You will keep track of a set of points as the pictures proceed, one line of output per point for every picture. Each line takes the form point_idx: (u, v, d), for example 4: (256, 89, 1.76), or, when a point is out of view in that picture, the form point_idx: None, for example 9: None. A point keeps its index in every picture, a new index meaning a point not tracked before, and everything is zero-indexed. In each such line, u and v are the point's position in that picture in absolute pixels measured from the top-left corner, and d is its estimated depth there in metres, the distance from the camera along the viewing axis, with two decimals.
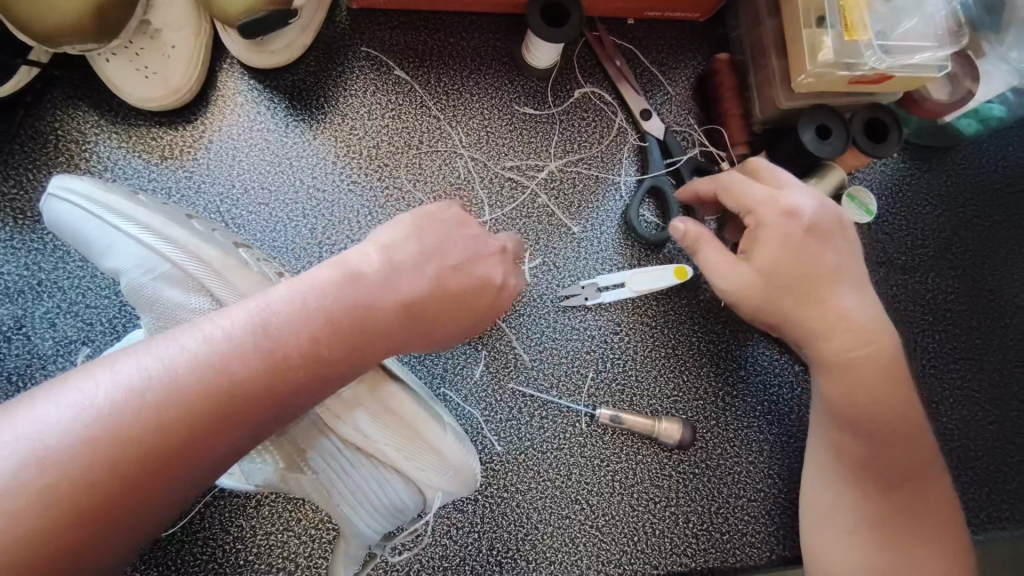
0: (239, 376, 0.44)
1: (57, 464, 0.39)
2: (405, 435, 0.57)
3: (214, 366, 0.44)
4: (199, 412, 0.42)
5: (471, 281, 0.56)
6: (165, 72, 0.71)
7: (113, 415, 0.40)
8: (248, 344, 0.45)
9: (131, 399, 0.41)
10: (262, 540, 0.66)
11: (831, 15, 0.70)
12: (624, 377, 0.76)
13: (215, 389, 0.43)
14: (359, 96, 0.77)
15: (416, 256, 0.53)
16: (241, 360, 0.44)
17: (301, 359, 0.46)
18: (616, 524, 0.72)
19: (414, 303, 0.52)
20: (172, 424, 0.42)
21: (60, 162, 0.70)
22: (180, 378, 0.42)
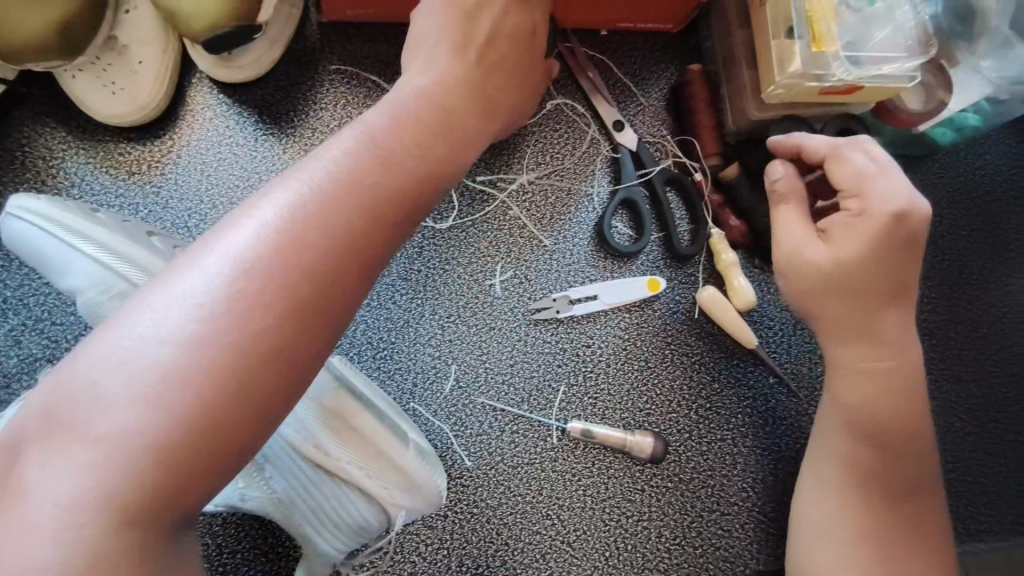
0: (333, 224, 0.43)
1: (199, 347, 0.39)
2: (367, 454, 0.58)
3: (315, 214, 0.43)
4: (301, 276, 0.42)
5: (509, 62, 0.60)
6: (133, 88, 0.71)
7: (234, 288, 0.41)
8: (327, 192, 0.44)
9: (227, 285, 0.41)
10: (228, 559, 0.65)
11: (799, 25, 0.69)
12: (596, 391, 0.75)
13: (310, 247, 0.43)
14: (329, 109, 0.77)
15: (453, 63, 0.56)
16: (330, 212, 0.44)
17: (388, 167, 0.47)
18: (588, 539, 0.71)
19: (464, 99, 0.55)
20: (291, 276, 0.42)
21: (28, 179, 0.70)
22: (266, 247, 0.42)
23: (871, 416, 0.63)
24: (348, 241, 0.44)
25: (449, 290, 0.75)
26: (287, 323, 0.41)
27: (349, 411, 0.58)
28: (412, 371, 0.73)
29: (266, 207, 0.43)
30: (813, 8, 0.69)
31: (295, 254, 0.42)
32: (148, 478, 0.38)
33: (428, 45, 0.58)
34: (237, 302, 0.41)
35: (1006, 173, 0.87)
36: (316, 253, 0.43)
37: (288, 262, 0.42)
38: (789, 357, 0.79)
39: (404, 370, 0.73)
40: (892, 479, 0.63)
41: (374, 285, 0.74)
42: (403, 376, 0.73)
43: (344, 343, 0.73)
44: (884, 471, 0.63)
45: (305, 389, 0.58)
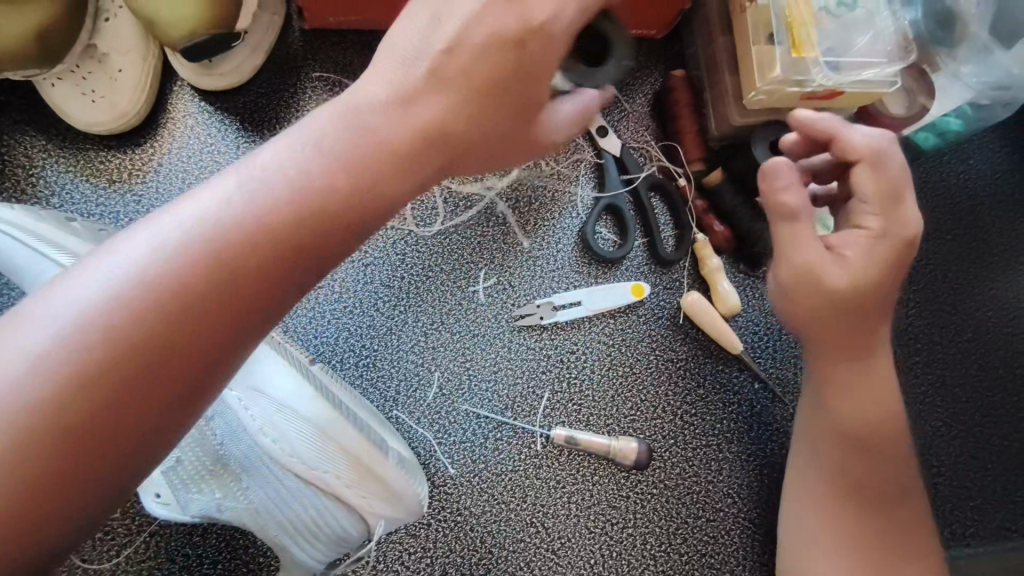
0: (256, 234, 0.40)
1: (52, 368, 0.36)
2: (355, 468, 0.56)
3: (204, 239, 0.39)
4: (174, 302, 0.38)
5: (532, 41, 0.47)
6: (113, 96, 0.71)
7: (106, 308, 0.37)
8: (229, 215, 0.40)
9: (132, 280, 0.38)
10: (209, 569, 0.64)
11: (778, 32, 0.70)
12: (581, 397, 0.75)
13: (225, 253, 0.39)
14: (311, 116, 0.77)
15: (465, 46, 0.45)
16: (224, 238, 0.39)
17: (337, 181, 0.42)
18: (572, 546, 0.71)
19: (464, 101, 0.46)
20: (164, 304, 0.38)
21: (7, 188, 0.70)
22: (180, 248, 0.39)
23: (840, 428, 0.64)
24: (268, 252, 0.40)
25: (432, 297, 0.75)
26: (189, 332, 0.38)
27: (333, 423, 0.57)
28: (396, 379, 0.73)
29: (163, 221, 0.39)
30: (792, 15, 0.70)
31: (208, 257, 0.39)
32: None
33: (426, 14, 0.46)
34: (138, 305, 0.37)
35: (990, 177, 0.88)
36: (230, 257, 0.39)
37: (198, 269, 0.38)
38: (774, 362, 0.79)
39: (387, 378, 0.72)
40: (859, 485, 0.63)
41: (357, 293, 0.74)
42: (386, 383, 0.72)
43: (327, 351, 0.73)
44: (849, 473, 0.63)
45: (286, 401, 0.57)
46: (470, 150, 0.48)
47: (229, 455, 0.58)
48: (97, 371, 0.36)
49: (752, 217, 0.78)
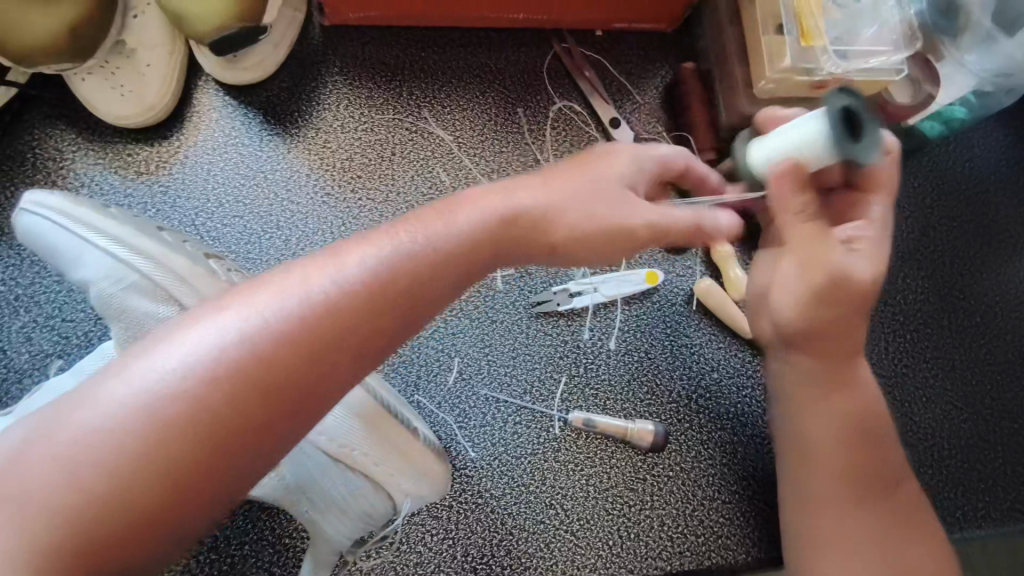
0: (367, 308, 0.43)
1: (164, 414, 0.39)
2: (386, 450, 0.57)
3: (313, 312, 0.42)
4: (280, 368, 0.41)
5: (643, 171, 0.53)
6: (140, 90, 0.73)
7: (223, 364, 0.40)
8: (335, 294, 0.43)
9: (246, 340, 0.41)
10: (237, 550, 0.66)
11: (788, 20, 0.71)
12: (597, 382, 0.76)
13: (325, 328, 0.42)
14: (332, 109, 0.79)
15: (600, 166, 0.51)
16: (331, 317, 0.42)
17: (433, 258, 0.46)
18: (591, 528, 0.72)
19: (575, 205, 0.50)
20: (273, 370, 0.41)
21: (39, 179, 0.72)
22: (310, 306, 0.42)
23: (815, 427, 0.60)
24: (348, 334, 0.43)
25: None
26: (296, 390, 0.41)
27: (371, 414, 0.57)
28: (417, 364, 0.74)
29: (280, 291, 0.43)
30: (801, 4, 0.71)
31: (327, 322, 0.42)
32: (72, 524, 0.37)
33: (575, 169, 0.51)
34: (270, 353, 0.41)
35: (995, 165, 0.89)
36: (341, 325, 0.43)
37: (319, 331, 0.42)
38: None
39: (407, 364, 0.74)
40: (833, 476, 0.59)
41: None
42: (407, 369, 0.74)
43: None
44: (813, 467, 0.61)
45: None
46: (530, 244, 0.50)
47: None
48: (210, 414, 0.39)
49: None
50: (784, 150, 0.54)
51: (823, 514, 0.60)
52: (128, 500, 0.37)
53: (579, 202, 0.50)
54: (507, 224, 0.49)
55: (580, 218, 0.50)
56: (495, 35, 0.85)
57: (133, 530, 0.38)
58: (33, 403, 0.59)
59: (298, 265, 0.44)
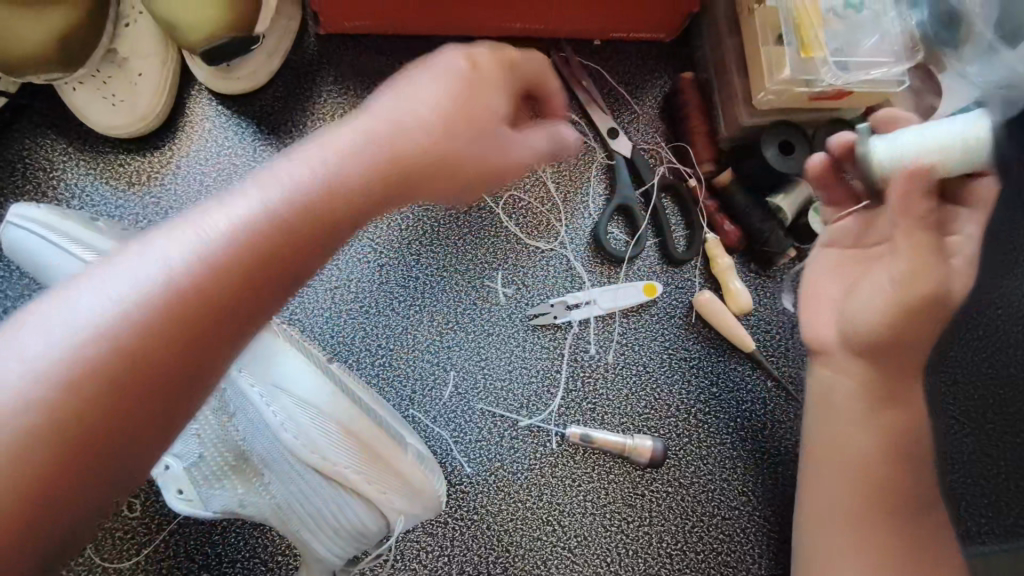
0: (254, 255, 0.39)
1: (42, 389, 0.34)
2: (373, 462, 0.57)
3: (208, 259, 0.38)
4: (174, 324, 0.36)
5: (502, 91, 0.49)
6: (132, 100, 0.72)
7: (107, 331, 0.35)
8: (233, 237, 0.38)
9: (134, 301, 0.36)
10: (228, 567, 0.65)
11: (787, 31, 0.70)
12: (595, 396, 0.75)
13: (222, 273, 0.38)
14: (326, 119, 0.78)
15: (454, 72, 0.47)
16: (230, 261, 0.38)
17: (342, 183, 0.42)
18: (588, 545, 0.71)
19: (464, 136, 0.46)
20: (164, 331, 0.36)
21: (29, 191, 0.71)
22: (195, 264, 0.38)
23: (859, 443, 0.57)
24: (252, 281, 0.39)
25: (448, 296, 0.76)
26: (196, 340, 0.37)
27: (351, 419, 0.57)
28: (412, 378, 0.73)
29: (174, 241, 0.38)
30: (801, 15, 0.70)
31: (211, 279, 0.37)
32: None
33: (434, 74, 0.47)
34: (153, 312, 0.36)
35: None
36: (232, 284, 0.38)
37: (204, 286, 0.38)
38: (787, 360, 0.80)
39: (402, 377, 0.73)
40: (866, 490, 0.57)
41: (372, 292, 0.75)
42: (402, 382, 0.73)
43: (344, 351, 0.73)
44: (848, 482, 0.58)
45: (308, 397, 0.58)
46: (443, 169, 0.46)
47: (251, 450, 0.58)
48: (97, 386, 0.35)
49: (761, 217, 0.78)
50: (923, 146, 0.53)
51: (853, 529, 0.57)
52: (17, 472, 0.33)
53: (460, 129, 0.46)
54: (408, 160, 0.44)
55: (473, 155, 0.47)
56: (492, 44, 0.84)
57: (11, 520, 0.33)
58: None
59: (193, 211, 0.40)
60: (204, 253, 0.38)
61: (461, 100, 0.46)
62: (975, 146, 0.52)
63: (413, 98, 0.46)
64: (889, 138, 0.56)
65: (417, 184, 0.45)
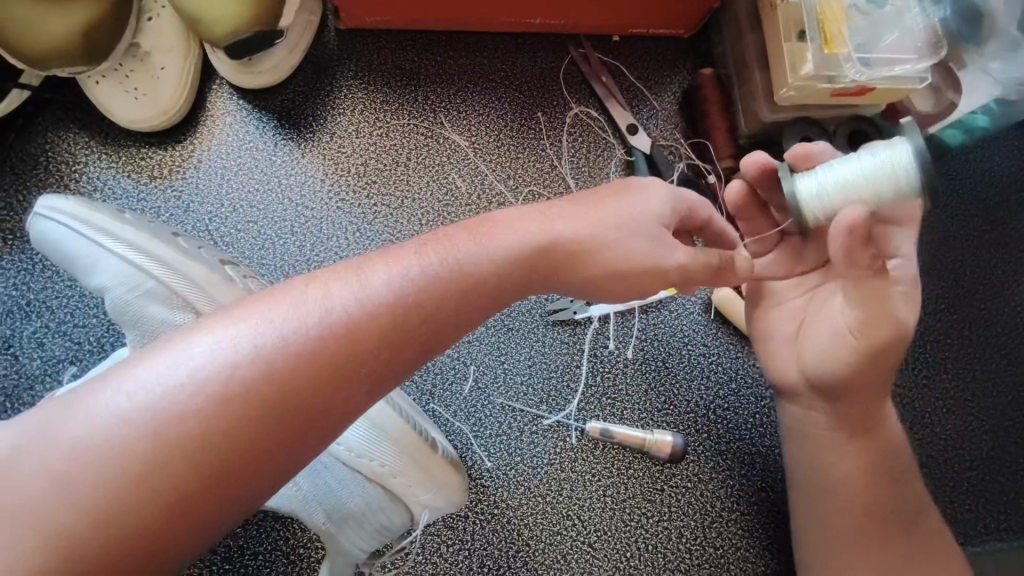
0: (391, 320, 0.43)
1: (169, 423, 0.37)
2: (411, 458, 0.56)
3: (327, 331, 0.41)
4: (291, 386, 0.39)
5: (678, 211, 0.55)
6: (155, 93, 0.72)
7: (233, 377, 0.39)
8: (352, 318, 0.42)
9: (260, 356, 0.40)
10: (250, 560, 0.65)
11: (811, 27, 0.70)
12: (614, 391, 0.75)
13: (338, 350, 0.41)
14: (347, 114, 0.78)
15: (640, 191, 0.53)
16: (347, 336, 0.41)
17: (452, 279, 0.46)
18: (608, 540, 0.71)
19: (614, 231, 0.50)
20: (282, 389, 0.39)
21: (51, 183, 0.71)
22: (339, 323, 0.41)
23: (841, 467, 0.60)
24: (361, 359, 0.42)
25: None
26: (329, 390, 0.40)
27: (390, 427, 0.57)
28: (432, 372, 0.73)
29: (300, 308, 0.42)
30: (824, 11, 0.70)
31: (324, 351, 0.41)
32: (63, 540, 0.35)
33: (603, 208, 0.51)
34: (271, 372, 0.39)
35: (1016, 174, 0.88)
36: (344, 359, 0.41)
37: (335, 349, 0.41)
38: None
39: (423, 372, 0.73)
40: (846, 502, 0.60)
41: None
42: (423, 377, 0.73)
43: None
44: (829, 494, 0.61)
45: None
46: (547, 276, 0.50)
47: None
48: (213, 428, 0.38)
49: None
50: (845, 189, 0.52)
51: (841, 537, 0.60)
52: (151, 495, 0.36)
53: (613, 232, 0.50)
54: (516, 264, 0.48)
55: (614, 248, 0.50)
56: (511, 39, 0.84)
57: (118, 547, 0.35)
58: None
59: (318, 281, 0.43)
60: (324, 327, 0.41)
61: (616, 211, 0.51)
62: (906, 189, 0.50)
63: (584, 214, 0.51)
64: (812, 178, 0.53)
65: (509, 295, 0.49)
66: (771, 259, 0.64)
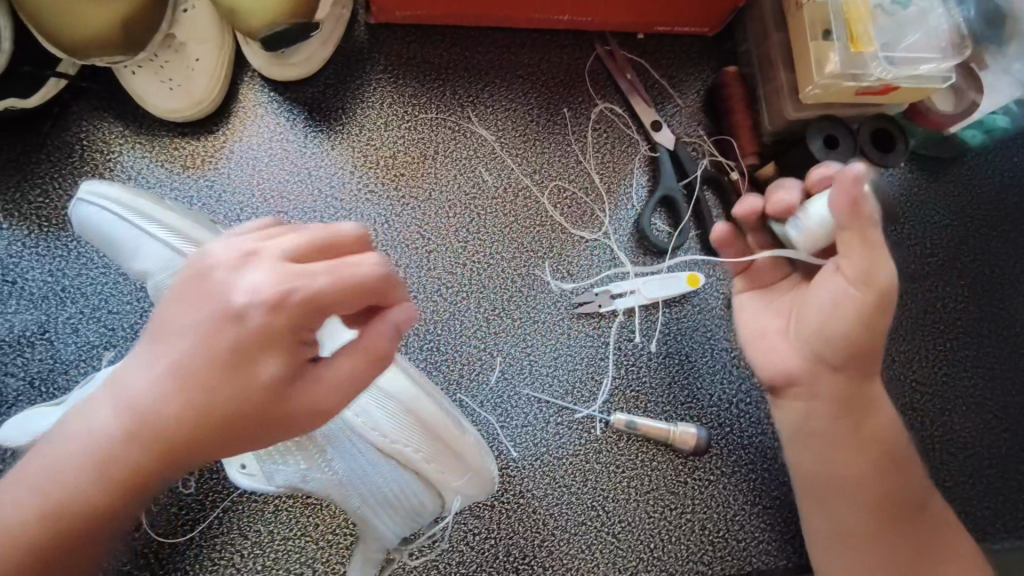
0: (160, 427, 0.42)
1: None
2: (444, 453, 0.57)
3: (108, 434, 0.42)
4: (96, 488, 0.42)
5: (287, 349, 0.42)
6: (188, 84, 0.72)
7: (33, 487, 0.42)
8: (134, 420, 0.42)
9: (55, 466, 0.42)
10: (280, 545, 0.66)
11: (837, 26, 0.71)
12: (638, 384, 0.76)
13: (122, 451, 0.42)
14: (376, 107, 0.79)
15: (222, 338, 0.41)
16: (128, 441, 0.42)
17: (150, 409, 0.42)
18: (632, 531, 0.72)
19: (214, 368, 0.41)
20: (85, 494, 0.42)
21: (86, 171, 0.72)
22: (110, 437, 0.42)
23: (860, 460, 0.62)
24: (150, 461, 0.42)
25: (496, 284, 0.77)
26: (130, 490, 0.43)
27: (449, 431, 0.57)
28: (459, 364, 0.74)
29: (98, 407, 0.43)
30: (850, 10, 0.71)
31: (120, 452, 0.42)
32: None
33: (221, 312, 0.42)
34: (71, 479, 0.42)
35: None
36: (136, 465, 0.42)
37: (126, 449, 0.42)
38: None
39: (450, 362, 0.74)
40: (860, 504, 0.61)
41: (420, 278, 0.75)
42: (450, 367, 0.74)
43: None
44: (836, 507, 0.62)
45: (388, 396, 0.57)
46: (218, 427, 0.42)
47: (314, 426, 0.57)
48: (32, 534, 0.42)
49: None
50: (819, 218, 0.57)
51: (856, 548, 0.61)
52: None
53: (215, 404, 0.41)
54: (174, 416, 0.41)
55: (231, 389, 0.41)
56: (537, 36, 0.85)
57: None
58: (83, 398, 0.58)
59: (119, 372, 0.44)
60: (121, 422, 0.42)
61: (220, 386, 0.41)
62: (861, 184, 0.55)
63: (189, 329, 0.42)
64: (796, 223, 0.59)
65: (191, 446, 0.42)
66: (748, 275, 0.70)
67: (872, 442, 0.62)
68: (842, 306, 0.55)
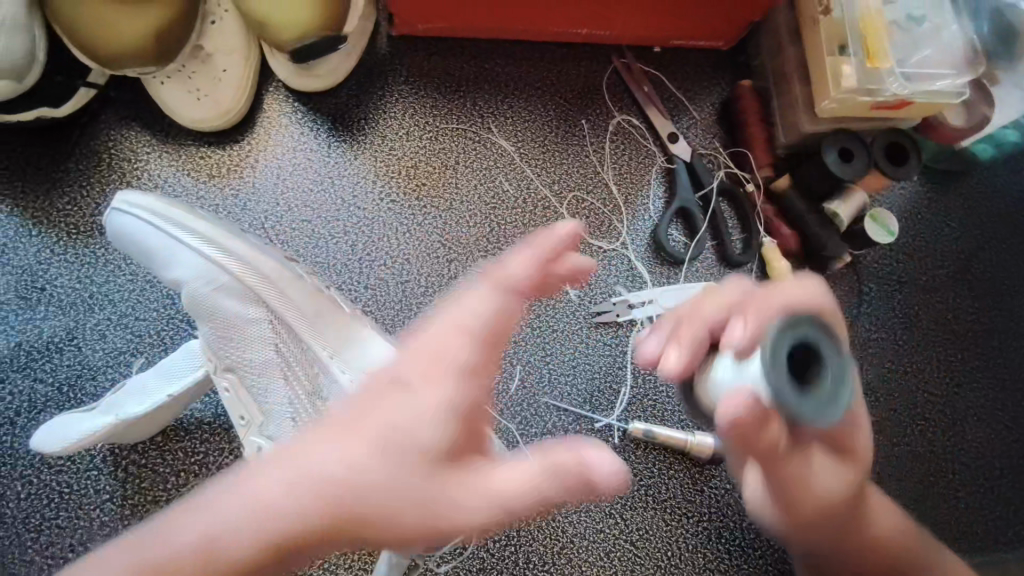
0: (325, 502, 0.38)
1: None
2: None
3: (265, 505, 0.39)
4: (273, 553, 0.38)
5: (469, 413, 0.41)
6: (215, 94, 0.73)
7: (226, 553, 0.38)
8: (293, 493, 0.38)
9: (253, 519, 0.38)
10: None
11: (854, 42, 0.73)
12: (655, 393, 0.77)
13: (277, 526, 0.38)
14: (397, 118, 0.80)
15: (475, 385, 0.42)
16: (297, 510, 0.38)
17: (362, 484, 0.38)
18: (650, 539, 0.73)
19: (398, 433, 0.39)
20: (269, 550, 0.38)
21: (114, 179, 0.73)
22: (280, 508, 0.38)
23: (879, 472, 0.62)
24: (328, 534, 0.39)
25: None
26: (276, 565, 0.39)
27: None
28: None
29: (243, 479, 0.40)
30: (867, 25, 0.73)
31: (281, 525, 0.38)
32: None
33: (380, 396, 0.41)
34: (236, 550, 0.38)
35: None
36: (302, 539, 0.38)
37: (301, 523, 0.38)
38: None
39: None
40: None
41: (441, 287, 0.76)
42: None
43: None
44: None
45: None
46: (383, 499, 0.39)
47: None
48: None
49: (819, 222, 0.81)
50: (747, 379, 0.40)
51: None
52: None
53: (394, 493, 0.38)
54: (350, 499, 0.38)
55: (397, 465, 0.39)
56: (555, 49, 0.86)
57: None
58: (119, 402, 0.61)
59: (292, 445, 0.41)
60: (281, 493, 0.38)
61: (389, 459, 0.39)
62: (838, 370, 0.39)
63: (390, 392, 0.41)
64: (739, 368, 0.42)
65: (362, 523, 0.38)
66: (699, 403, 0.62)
67: (863, 556, 0.52)
68: (794, 503, 0.47)
